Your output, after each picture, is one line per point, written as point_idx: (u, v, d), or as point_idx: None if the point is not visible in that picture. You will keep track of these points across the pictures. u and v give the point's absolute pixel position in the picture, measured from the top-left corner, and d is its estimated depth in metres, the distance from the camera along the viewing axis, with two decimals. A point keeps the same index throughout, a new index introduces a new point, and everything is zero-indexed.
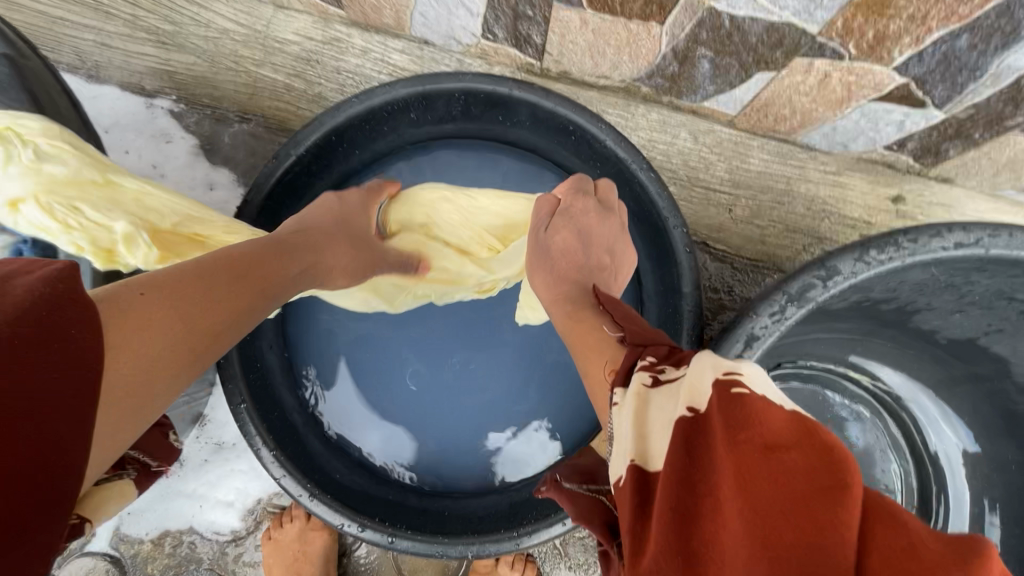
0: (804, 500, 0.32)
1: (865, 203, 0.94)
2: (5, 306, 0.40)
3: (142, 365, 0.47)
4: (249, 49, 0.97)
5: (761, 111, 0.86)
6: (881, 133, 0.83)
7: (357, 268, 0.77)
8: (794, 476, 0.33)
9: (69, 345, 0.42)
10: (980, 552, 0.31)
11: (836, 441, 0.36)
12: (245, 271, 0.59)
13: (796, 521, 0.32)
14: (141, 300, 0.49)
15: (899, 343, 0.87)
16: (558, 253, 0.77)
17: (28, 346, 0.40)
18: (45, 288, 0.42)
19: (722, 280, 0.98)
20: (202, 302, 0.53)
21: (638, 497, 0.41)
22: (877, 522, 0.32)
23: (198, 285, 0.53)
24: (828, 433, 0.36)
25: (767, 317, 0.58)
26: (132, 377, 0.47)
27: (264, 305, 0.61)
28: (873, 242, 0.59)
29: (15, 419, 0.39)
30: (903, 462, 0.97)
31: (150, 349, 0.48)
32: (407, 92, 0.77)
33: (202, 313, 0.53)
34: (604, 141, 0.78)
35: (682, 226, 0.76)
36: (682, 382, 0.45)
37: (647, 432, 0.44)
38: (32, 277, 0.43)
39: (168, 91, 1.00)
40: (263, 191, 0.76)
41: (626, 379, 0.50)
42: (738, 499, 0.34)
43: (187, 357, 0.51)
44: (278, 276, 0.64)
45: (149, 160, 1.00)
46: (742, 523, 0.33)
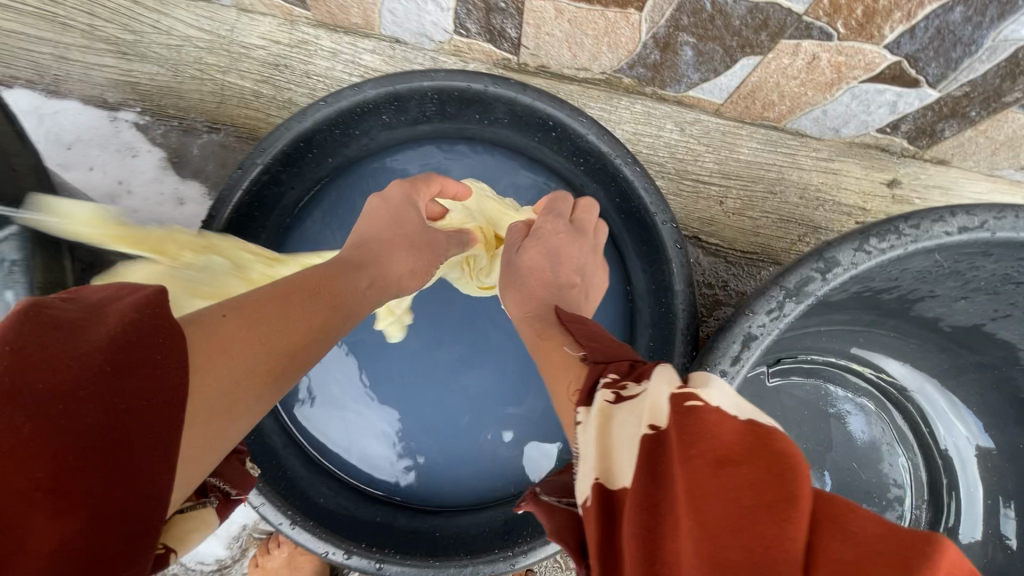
0: (751, 514, 0.30)
1: (859, 189, 0.91)
2: (97, 332, 0.38)
3: (230, 385, 0.45)
4: (214, 56, 0.93)
5: (748, 98, 0.82)
6: (873, 115, 0.80)
7: (420, 270, 0.76)
8: (742, 490, 0.31)
9: (156, 371, 0.39)
10: (932, 551, 0.27)
11: (792, 448, 0.33)
12: (317, 288, 0.57)
13: (744, 540, 0.29)
14: (225, 322, 0.47)
15: (901, 332, 0.85)
16: (527, 271, 0.75)
17: (113, 373, 0.37)
18: (124, 318, 0.40)
19: (716, 275, 0.95)
20: (283, 321, 0.51)
21: (605, 517, 0.39)
22: (827, 532, 0.29)
23: (279, 304, 0.52)
24: (781, 441, 0.34)
25: (765, 314, 0.54)
26: (221, 399, 0.44)
27: (339, 323, 0.58)
28: (873, 230, 0.56)
29: (105, 451, 0.36)
30: (910, 455, 0.94)
31: (235, 369, 0.46)
32: (377, 93, 0.73)
33: (283, 332, 0.50)
34: (586, 135, 0.74)
35: (671, 221, 0.73)
36: (643, 397, 0.43)
37: (610, 449, 0.41)
38: (123, 303, 0.41)
39: (132, 103, 0.96)
40: (229, 204, 0.71)
41: (590, 397, 0.47)
42: (690, 519, 0.31)
43: (270, 376, 0.49)
44: (344, 294, 0.60)
45: (114, 176, 0.96)
46: (693, 545, 0.30)
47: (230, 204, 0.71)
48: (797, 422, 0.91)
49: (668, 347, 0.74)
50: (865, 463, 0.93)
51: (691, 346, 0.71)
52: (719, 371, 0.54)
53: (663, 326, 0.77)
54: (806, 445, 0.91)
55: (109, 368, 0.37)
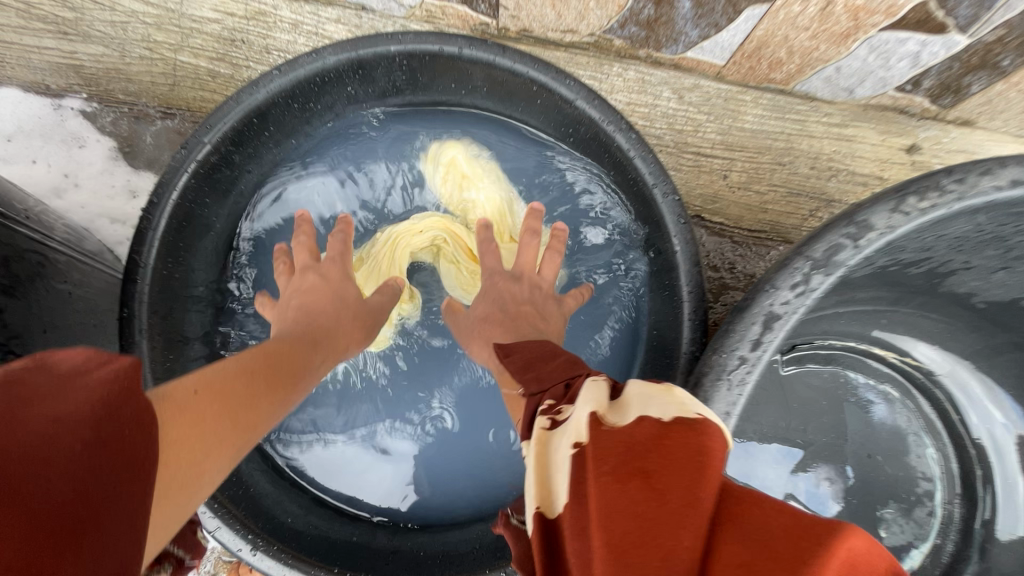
0: (655, 521, 0.28)
1: (877, 156, 0.83)
2: (70, 401, 0.32)
3: (181, 468, 0.41)
4: (164, 32, 0.84)
5: (753, 56, 0.74)
6: (892, 70, 0.72)
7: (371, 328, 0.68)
8: (648, 494, 0.29)
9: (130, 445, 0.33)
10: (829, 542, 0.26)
11: (707, 442, 0.32)
12: (273, 357, 0.51)
13: (643, 549, 0.27)
14: (179, 403, 0.42)
15: (929, 310, 0.77)
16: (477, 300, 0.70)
17: (85, 451, 0.30)
18: (102, 390, 0.33)
19: (722, 256, 0.87)
20: (237, 399, 0.46)
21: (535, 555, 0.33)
22: (729, 527, 0.28)
23: (230, 382, 0.46)
24: (692, 434, 0.32)
25: (789, 290, 0.46)
26: (170, 485, 0.40)
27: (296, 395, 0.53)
28: (910, 188, 0.48)
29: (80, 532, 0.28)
30: (940, 445, 0.86)
31: (186, 454, 0.41)
32: (338, 59, 0.65)
33: (237, 412, 0.45)
34: (574, 100, 0.66)
35: (673, 193, 0.65)
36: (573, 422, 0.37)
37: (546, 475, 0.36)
38: (98, 375, 0.34)
39: (78, 88, 0.88)
40: (173, 189, 0.63)
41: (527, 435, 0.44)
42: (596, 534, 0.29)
43: (225, 455, 0.44)
44: (312, 359, 0.56)
45: (60, 169, 0.87)
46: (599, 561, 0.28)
47: (175, 189, 0.63)
48: (815, 416, 0.83)
49: (674, 334, 0.66)
50: (890, 455, 0.84)
51: (700, 332, 0.63)
52: (738, 358, 0.46)
53: (666, 311, 0.69)
54: (826, 438, 0.83)
55: (90, 450, 0.31)
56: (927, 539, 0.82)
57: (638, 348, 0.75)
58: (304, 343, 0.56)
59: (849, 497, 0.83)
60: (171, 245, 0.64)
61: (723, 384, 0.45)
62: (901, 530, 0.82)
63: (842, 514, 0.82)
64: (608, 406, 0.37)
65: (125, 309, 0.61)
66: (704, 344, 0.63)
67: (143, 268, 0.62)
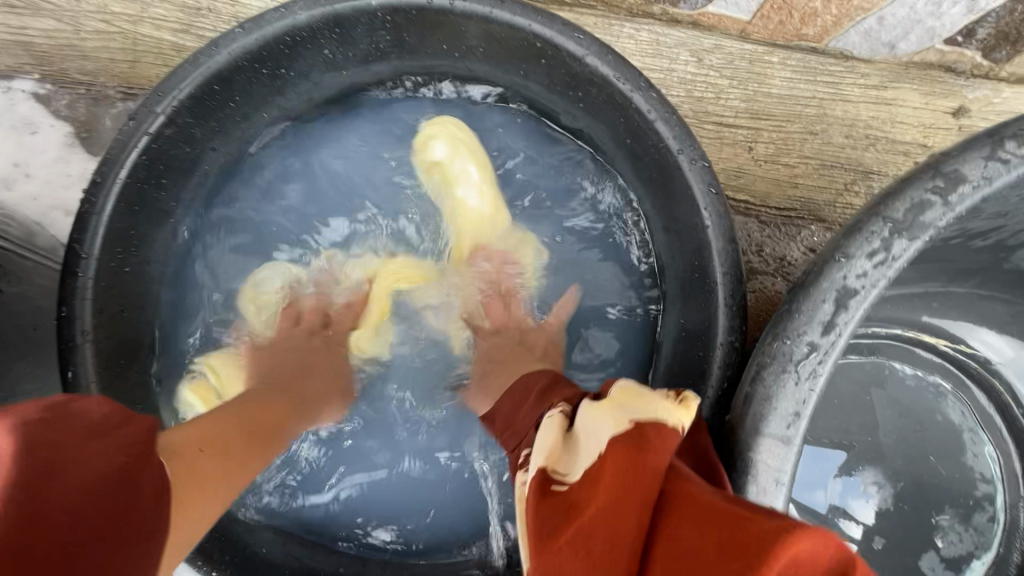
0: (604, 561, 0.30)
1: (920, 120, 0.75)
2: (86, 462, 0.35)
3: (186, 519, 0.40)
4: (123, 2, 0.76)
5: (785, 7, 0.68)
6: (944, 18, 0.66)
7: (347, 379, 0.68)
8: (594, 534, 0.31)
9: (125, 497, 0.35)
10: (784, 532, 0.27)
11: (653, 463, 0.34)
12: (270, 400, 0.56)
13: None
14: (198, 451, 0.43)
15: (987, 289, 0.69)
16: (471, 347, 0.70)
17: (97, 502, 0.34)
18: (119, 449, 0.37)
19: (749, 238, 0.77)
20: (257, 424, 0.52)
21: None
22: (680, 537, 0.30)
23: (258, 409, 0.54)
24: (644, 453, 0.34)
25: (866, 259, 0.37)
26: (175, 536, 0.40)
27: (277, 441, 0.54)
28: (1006, 130, 0.39)
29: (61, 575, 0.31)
30: (999, 442, 0.76)
31: (197, 505, 0.41)
32: (310, 14, 0.56)
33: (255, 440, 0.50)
34: (584, 57, 0.57)
35: (703, 160, 0.56)
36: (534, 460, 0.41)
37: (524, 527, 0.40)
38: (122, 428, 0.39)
39: (29, 68, 0.79)
40: (119, 167, 0.54)
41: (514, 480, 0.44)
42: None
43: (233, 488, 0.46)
44: (282, 408, 0.57)
45: (9, 158, 0.78)
46: None
47: (122, 166, 0.54)
48: (859, 413, 0.74)
49: (706, 323, 0.57)
50: (943, 454, 0.75)
51: (739, 320, 0.55)
52: (807, 345, 0.37)
53: (695, 299, 0.60)
54: (873, 437, 0.74)
55: (97, 512, 0.34)
56: (989, 548, 0.73)
57: (661, 342, 0.67)
58: (277, 393, 0.59)
59: (900, 503, 0.74)
60: (118, 233, 0.55)
61: (789, 377, 0.37)
62: (959, 538, 0.74)
63: (894, 522, 0.73)
64: (562, 449, 0.39)
65: (63, 308, 0.52)
66: (744, 334, 0.55)
67: (87, 259, 0.53)
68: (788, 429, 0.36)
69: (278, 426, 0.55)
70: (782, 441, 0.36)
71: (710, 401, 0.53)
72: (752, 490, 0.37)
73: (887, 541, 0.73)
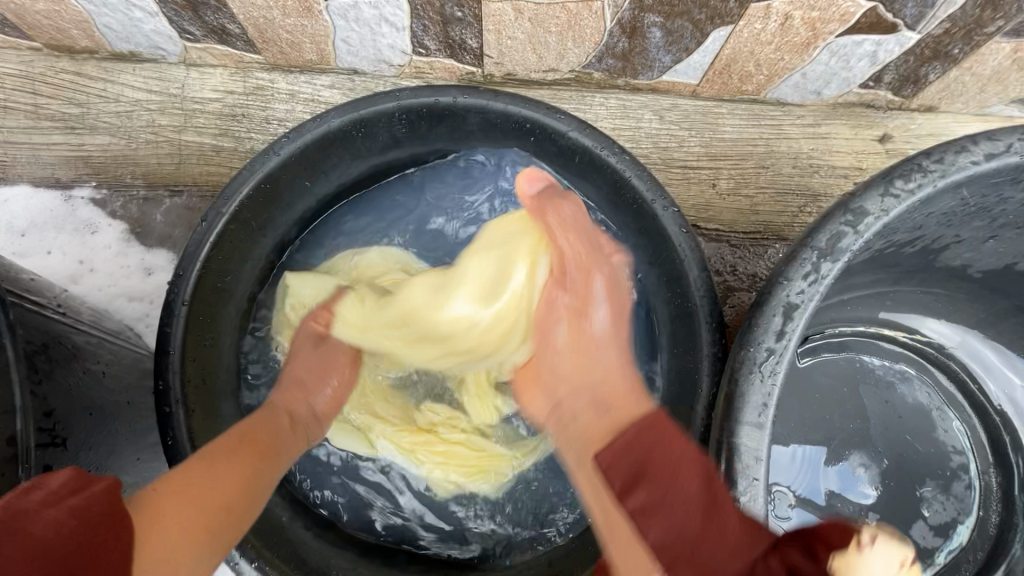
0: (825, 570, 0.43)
1: (852, 149, 0.88)
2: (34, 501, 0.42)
3: (193, 498, 0.52)
4: (167, 116, 0.88)
5: (724, 73, 0.80)
6: (854, 70, 0.78)
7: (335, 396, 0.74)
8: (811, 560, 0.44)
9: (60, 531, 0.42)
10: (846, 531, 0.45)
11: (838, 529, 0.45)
12: (257, 447, 0.60)
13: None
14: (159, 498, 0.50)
15: (928, 286, 0.81)
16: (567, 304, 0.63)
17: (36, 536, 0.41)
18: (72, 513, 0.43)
19: (723, 260, 0.90)
20: (223, 467, 0.56)
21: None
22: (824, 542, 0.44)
23: (246, 442, 0.60)
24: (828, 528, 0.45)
25: (802, 280, 0.49)
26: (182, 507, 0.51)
27: (271, 466, 0.61)
28: (896, 171, 0.52)
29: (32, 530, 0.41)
30: (965, 417, 0.87)
31: (195, 491, 0.52)
32: (342, 121, 0.69)
33: (220, 469, 0.55)
34: (566, 133, 0.70)
35: (672, 205, 0.68)
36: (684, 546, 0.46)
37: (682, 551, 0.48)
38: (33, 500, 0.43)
39: (87, 177, 0.90)
40: (197, 260, 0.66)
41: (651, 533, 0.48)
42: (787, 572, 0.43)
43: (222, 507, 0.53)
44: (289, 430, 0.66)
45: (75, 257, 0.90)
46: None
47: (199, 260, 0.66)
48: (838, 403, 0.84)
49: (694, 338, 0.68)
50: (918, 432, 0.85)
51: (718, 334, 0.66)
52: (766, 350, 0.48)
53: (681, 318, 0.71)
54: (854, 423, 0.84)
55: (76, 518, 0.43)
56: (971, 512, 0.83)
57: (658, 359, 0.78)
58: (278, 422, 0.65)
59: (887, 479, 0.83)
60: (198, 317, 0.67)
61: (756, 376, 0.48)
62: (942, 507, 0.83)
63: (885, 499, 0.82)
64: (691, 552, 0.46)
65: (160, 381, 0.63)
66: (724, 345, 0.66)
67: (175, 337, 0.64)
68: (760, 416, 0.47)
69: (304, 415, 0.69)
70: (756, 426, 0.47)
71: (704, 402, 0.64)
72: (737, 467, 0.47)
73: (882, 517, 0.82)
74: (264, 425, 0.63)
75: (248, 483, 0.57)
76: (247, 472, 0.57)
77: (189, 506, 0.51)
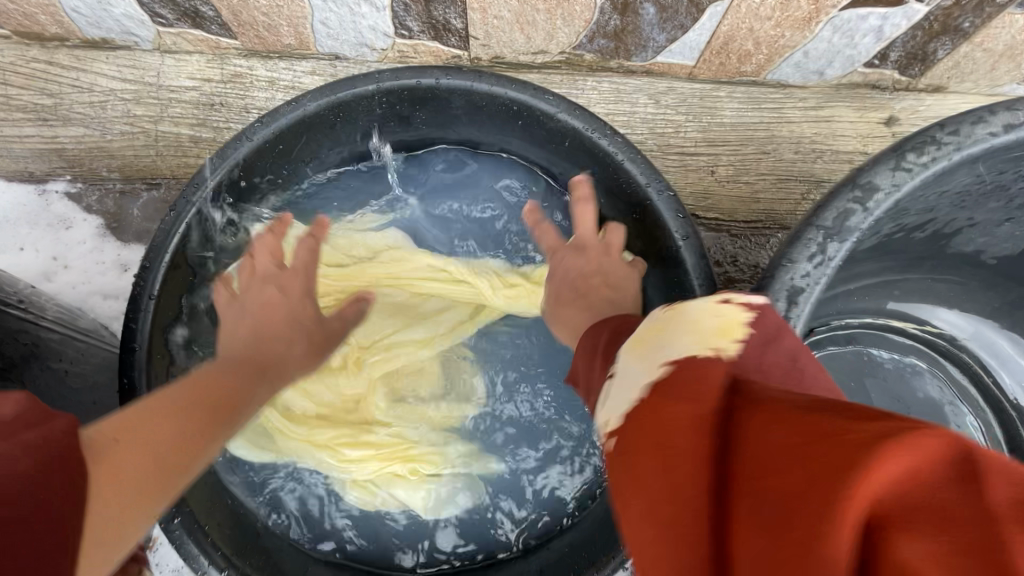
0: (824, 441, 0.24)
1: (857, 132, 0.84)
2: None
3: (140, 442, 0.44)
4: (143, 106, 0.85)
5: (722, 52, 0.76)
6: (859, 47, 0.74)
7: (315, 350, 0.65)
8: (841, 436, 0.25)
9: None
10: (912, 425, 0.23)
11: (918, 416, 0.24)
12: (218, 396, 0.52)
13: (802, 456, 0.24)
14: (110, 443, 0.43)
15: (939, 274, 0.77)
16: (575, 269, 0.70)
17: None
18: None
19: (723, 251, 0.87)
20: (178, 420, 0.47)
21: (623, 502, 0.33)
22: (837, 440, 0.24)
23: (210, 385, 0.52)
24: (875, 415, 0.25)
25: (808, 262, 0.45)
26: (118, 443, 0.43)
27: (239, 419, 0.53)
28: (907, 145, 0.48)
29: None
30: (979, 413, 0.83)
31: (145, 438, 0.45)
32: (318, 105, 0.65)
33: (178, 410, 0.48)
34: (555, 114, 0.66)
35: (668, 189, 0.64)
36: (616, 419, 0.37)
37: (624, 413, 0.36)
38: None
39: (61, 171, 0.88)
40: (165, 251, 0.62)
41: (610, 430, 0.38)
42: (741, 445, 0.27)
43: (172, 466, 0.46)
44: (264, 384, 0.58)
45: (48, 253, 0.86)
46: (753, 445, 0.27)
47: (167, 251, 0.62)
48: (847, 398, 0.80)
49: None
50: None
51: None
52: None
53: None
54: None
55: None
56: None
57: None
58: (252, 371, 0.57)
59: None
60: (166, 312, 0.63)
61: None
62: None
63: None
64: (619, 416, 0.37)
65: (124, 380, 0.59)
66: None
67: (141, 333, 0.60)
68: None
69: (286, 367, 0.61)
70: None
71: None
72: None
73: None
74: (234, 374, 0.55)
75: (205, 436, 0.49)
76: (208, 430, 0.49)
77: (141, 446, 0.44)
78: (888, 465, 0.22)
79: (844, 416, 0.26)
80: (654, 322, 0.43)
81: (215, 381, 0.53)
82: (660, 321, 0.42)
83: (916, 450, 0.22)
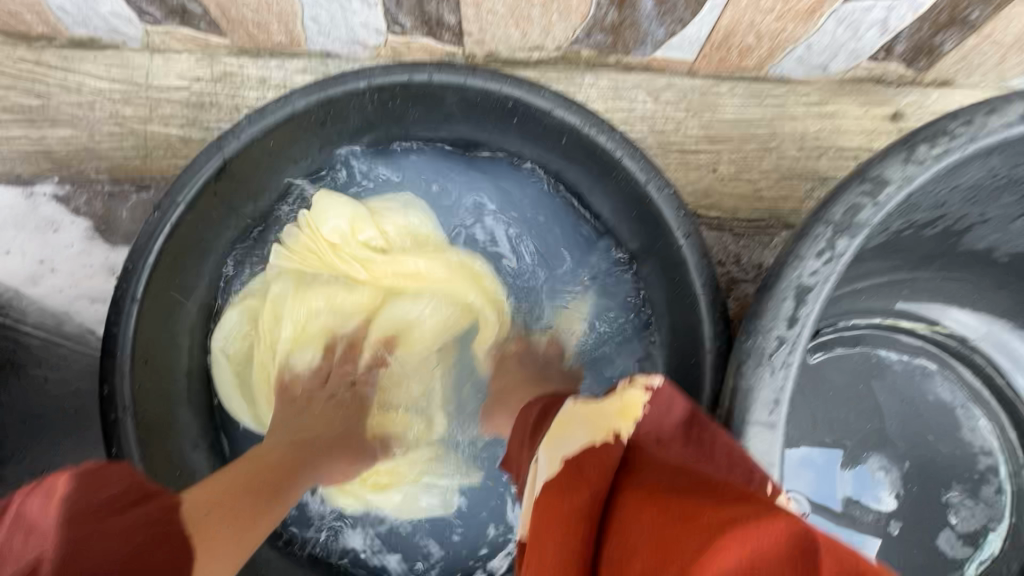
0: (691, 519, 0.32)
1: (862, 128, 0.82)
2: None
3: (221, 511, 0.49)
4: (132, 106, 0.83)
5: (723, 47, 0.74)
6: (863, 41, 0.72)
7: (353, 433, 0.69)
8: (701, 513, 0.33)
9: None
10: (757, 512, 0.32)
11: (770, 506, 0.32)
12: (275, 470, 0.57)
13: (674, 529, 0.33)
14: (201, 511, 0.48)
15: (948, 272, 0.75)
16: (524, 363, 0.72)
17: None
18: None
19: (726, 250, 0.83)
20: (247, 493, 0.52)
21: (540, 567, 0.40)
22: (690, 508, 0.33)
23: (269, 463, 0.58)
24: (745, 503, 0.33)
25: (816, 258, 0.43)
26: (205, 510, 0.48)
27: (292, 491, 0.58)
28: (918, 136, 0.46)
29: None
30: (993, 416, 0.80)
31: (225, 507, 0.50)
32: (307, 102, 0.63)
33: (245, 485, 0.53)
34: (552, 111, 0.64)
35: (668, 185, 0.62)
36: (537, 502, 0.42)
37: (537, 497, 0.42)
38: None
39: (49, 172, 0.85)
40: (147, 254, 0.60)
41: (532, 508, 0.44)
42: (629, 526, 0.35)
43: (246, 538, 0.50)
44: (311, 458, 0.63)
45: (35, 256, 0.84)
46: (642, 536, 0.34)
47: (151, 253, 0.60)
48: (856, 401, 0.77)
49: (694, 330, 0.62)
50: (942, 433, 0.78)
51: (722, 325, 0.60)
52: (776, 338, 0.43)
53: (680, 310, 0.65)
54: (875, 424, 0.77)
55: None
56: (1003, 520, 0.76)
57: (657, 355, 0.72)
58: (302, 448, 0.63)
59: (910, 485, 0.76)
60: (150, 316, 0.61)
61: (765, 369, 0.42)
62: (971, 513, 0.76)
63: (908, 505, 0.75)
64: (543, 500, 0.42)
65: (105, 387, 0.57)
66: (728, 337, 0.60)
67: (124, 338, 0.58)
68: (771, 415, 0.42)
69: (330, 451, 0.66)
70: (767, 426, 0.42)
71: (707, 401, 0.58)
72: None
73: (905, 525, 0.75)
74: (291, 454, 0.61)
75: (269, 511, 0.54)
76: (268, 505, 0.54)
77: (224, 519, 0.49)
78: (736, 546, 0.29)
79: (713, 499, 0.34)
80: (559, 418, 0.48)
81: (269, 454, 0.60)
82: (567, 412, 0.48)
83: (757, 533, 0.30)
